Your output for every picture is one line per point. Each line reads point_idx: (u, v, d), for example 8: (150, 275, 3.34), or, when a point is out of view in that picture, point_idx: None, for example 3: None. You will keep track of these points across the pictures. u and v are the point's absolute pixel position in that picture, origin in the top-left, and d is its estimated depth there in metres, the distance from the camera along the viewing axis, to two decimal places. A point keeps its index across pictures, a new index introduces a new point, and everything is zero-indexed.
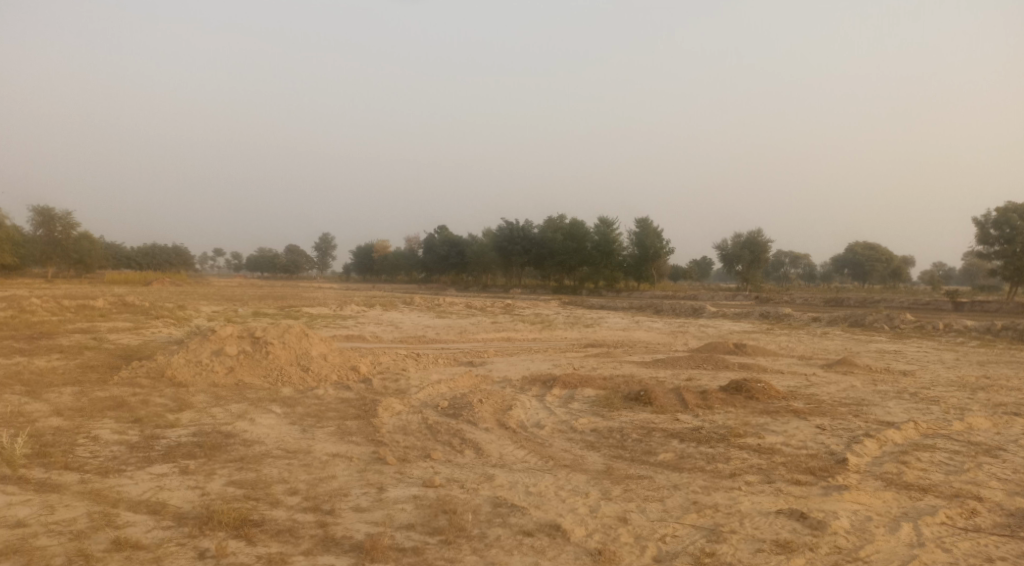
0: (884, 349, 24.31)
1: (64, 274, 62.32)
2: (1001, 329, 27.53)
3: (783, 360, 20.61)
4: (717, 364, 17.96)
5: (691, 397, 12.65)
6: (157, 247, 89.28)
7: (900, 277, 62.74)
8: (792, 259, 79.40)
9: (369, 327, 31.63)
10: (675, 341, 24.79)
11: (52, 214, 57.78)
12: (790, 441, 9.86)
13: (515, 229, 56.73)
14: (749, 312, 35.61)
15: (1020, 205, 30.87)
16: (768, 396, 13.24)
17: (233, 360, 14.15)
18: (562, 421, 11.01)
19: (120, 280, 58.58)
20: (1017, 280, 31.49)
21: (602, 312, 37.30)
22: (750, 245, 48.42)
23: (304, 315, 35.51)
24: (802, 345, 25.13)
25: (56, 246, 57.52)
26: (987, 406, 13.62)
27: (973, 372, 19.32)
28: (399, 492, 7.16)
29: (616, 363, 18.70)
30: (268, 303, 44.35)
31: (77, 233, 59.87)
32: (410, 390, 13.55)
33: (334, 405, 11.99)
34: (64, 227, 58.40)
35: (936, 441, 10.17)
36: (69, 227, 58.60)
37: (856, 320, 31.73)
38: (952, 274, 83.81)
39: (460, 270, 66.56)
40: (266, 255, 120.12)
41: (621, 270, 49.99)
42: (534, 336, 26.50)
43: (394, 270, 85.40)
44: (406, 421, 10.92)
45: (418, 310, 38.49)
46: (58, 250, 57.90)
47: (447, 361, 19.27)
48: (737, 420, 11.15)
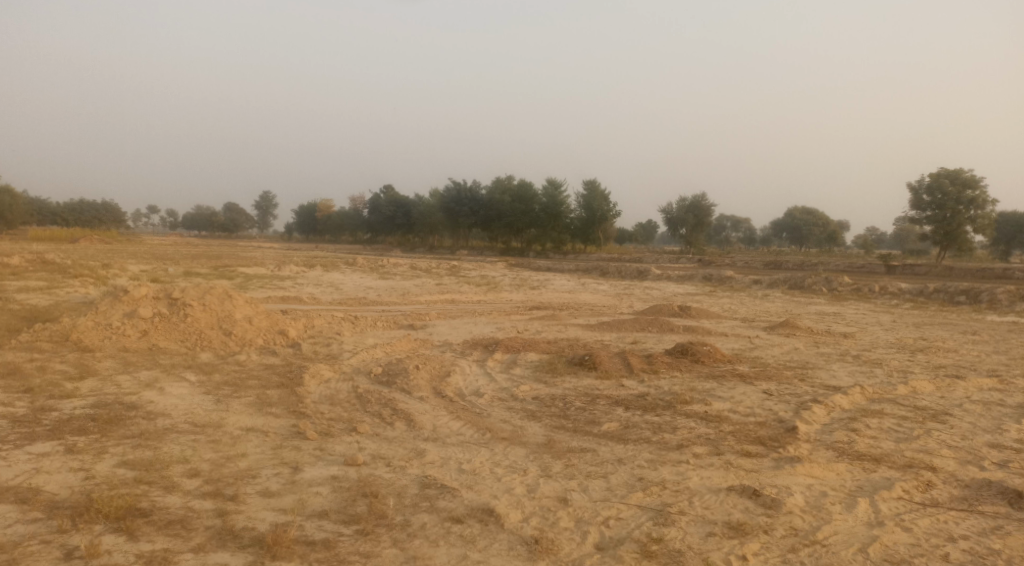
0: (824, 311, 24.42)
1: None
2: (934, 291, 28.08)
3: (727, 323, 20.38)
4: (662, 327, 17.61)
5: (637, 361, 12.18)
6: (84, 203, 84.71)
7: (837, 242, 64.11)
8: (734, 223, 80.77)
9: (307, 287, 30.45)
10: (620, 303, 24.46)
11: None
12: (738, 408, 9.44)
13: (462, 190, 55.53)
14: (692, 275, 35.56)
15: (952, 171, 31.36)
16: (714, 360, 12.87)
17: (147, 324, 13.04)
18: (501, 389, 10.37)
19: (45, 237, 55.35)
20: (945, 245, 32.17)
21: (548, 274, 36.81)
22: (694, 208, 48.47)
23: (238, 276, 33.91)
24: (744, 307, 25.08)
25: None
26: (928, 368, 13.54)
27: (910, 334, 19.47)
28: (315, 473, 6.40)
29: (560, 326, 18.17)
30: (201, 263, 42.37)
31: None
32: (341, 356, 12.70)
33: (255, 373, 11.08)
34: None
35: (883, 407, 9.89)
36: None
37: (797, 282, 31.99)
38: (884, 238, 86.32)
39: (405, 230, 65.18)
40: (203, 213, 115.90)
41: (568, 232, 49.54)
42: (478, 298, 25.77)
43: (337, 231, 83.43)
44: (333, 390, 10.11)
45: (360, 271, 37.25)
46: None
47: (386, 324, 18.41)
48: (683, 386, 10.71)
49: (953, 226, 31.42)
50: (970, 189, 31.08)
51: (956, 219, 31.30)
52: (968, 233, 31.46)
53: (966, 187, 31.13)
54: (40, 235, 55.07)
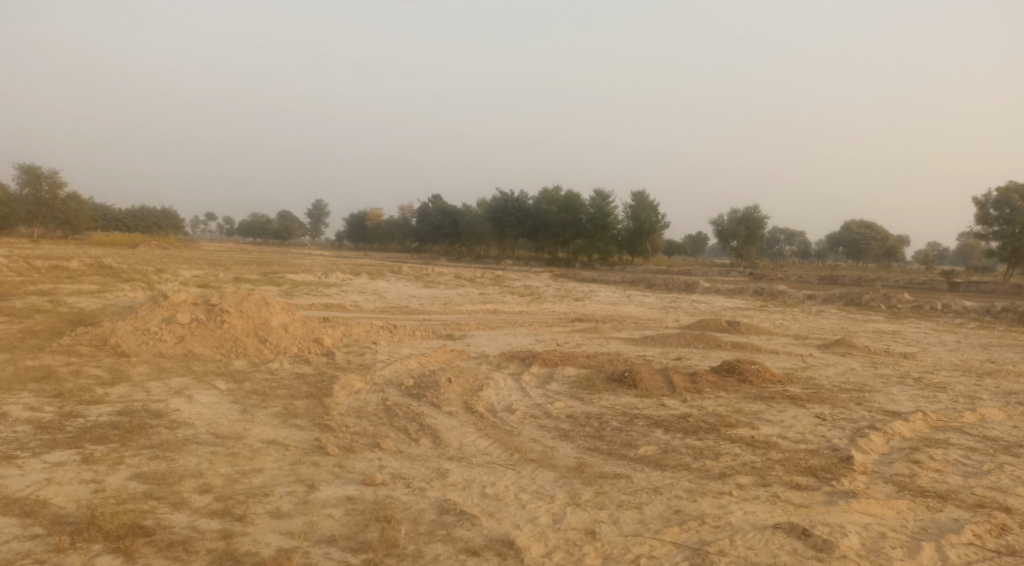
0: (882, 330, 23.29)
1: (51, 234, 60.81)
2: (1001, 311, 26.59)
3: (778, 340, 19.52)
4: (709, 343, 16.91)
5: (680, 379, 11.59)
6: (145, 209, 87.22)
7: (895, 257, 61.83)
8: (787, 236, 78.96)
9: (352, 295, 30.47)
10: (666, 317, 23.76)
11: (39, 173, 56.25)
12: (788, 433, 8.80)
13: (509, 200, 55.29)
14: (743, 289, 34.54)
15: (1021, 185, 29.81)
16: (762, 380, 12.21)
17: (184, 329, 13.00)
18: (535, 406, 9.92)
19: (106, 241, 57.01)
20: (1013, 261, 30.46)
21: (593, 285, 36.22)
22: (745, 220, 47.23)
23: (285, 282, 34.24)
24: (797, 323, 24.11)
25: (43, 206, 56.03)
26: (997, 394, 12.59)
27: (977, 356, 18.31)
28: (330, 493, 6.06)
29: (602, 340, 17.62)
30: (252, 269, 42.97)
31: (65, 194, 58.24)
32: (375, 366, 12.45)
33: (286, 382, 10.88)
34: (51, 187, 56.81)
35: (949, 436, 9.14)
36: (56, 187, 57.01)
37: (853, 299, 30.73)
38: (946, 254, 83.09)
39: (452, 240, 65.28)
40: (257, 220, 118.34)
41: (615, 243, 48.84)
42: (521, 309, 25.36)
43: (386, 239, 84.14)
44: (362, 403, 9.83)
45: (406, 279, 37.25)
46: (45, 210, 56.34)
47: (425, 334, 18.14)
48: (729, 407, 10.11)
49: (1021, 242, 29.74)
50: None
51: None
52: None
53: None
54: (102, 240, 56.73)
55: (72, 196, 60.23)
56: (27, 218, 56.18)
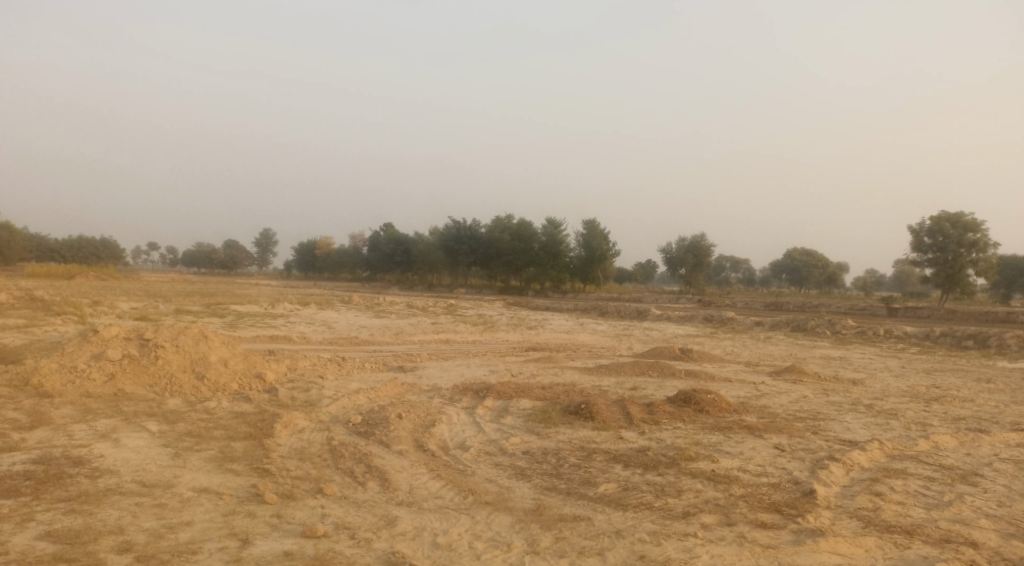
0: (830, 355, 23.59)
1: None
2: (940, 335, 27.27)
3: (731, 367, 19.51)
4: (663, 371, 16.76)
5: (636, 410, 11.33)
6: (83, 238, 84.10)
7: (836, 283, 63.50)
8: (733, 263, 80.67)
9: (299, 326, 29.59)
10: (619, 345, 23.64)
11: None
12: (748, 465, 8.59)
13: (461, 228, 54.95)
14: (693, 316, 34.81)
15: (952, 214, 30.85)
16: (719, 409, 12.05)
17: (114, 366, 12.22)
18: (489, 442, 9.52)
19: (41, 273, 54.58)
20: (947, 288, 31.39)
21: (546, 314, 36.03)
22: (693, 248, 47.90)
23: (230, 314, 33.14)
24: (747, 350, 24.26)
25: None
26: (947, 420, 12.67)
27: (922, 381, 18.57)
28: (266, 549, 5.55)
29: (556, 370, 17.31)
30: (194, 300, 41.58)
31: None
32: (320, 402, 11.87)
33: (224, 422, 10.24)
34: None
35: (906, 465, 9.06)
36: None
37: (799, 325, 31.20)
38: (883, 280, 85.79)
39: (403, 269, 64.54)
40: (202, 250, 115.37)
41: (567, 271, 48.93)
42: (474, 339, 24.95)
43: (336, 268, 82.87)
44: (306, 443, 9.27)
45: (355, 309, 36.48)
46: None
47: (374, 366, 17.56)
48: (687, 439, 9.86)
49: (955, 268, 30.72)
50: (971, 232, 30.53)
51: (958, 262, 30.63)
52: (970, 276, 30.77)
53: (967, 230, 30.60)
54: (37, 270, 54.26)
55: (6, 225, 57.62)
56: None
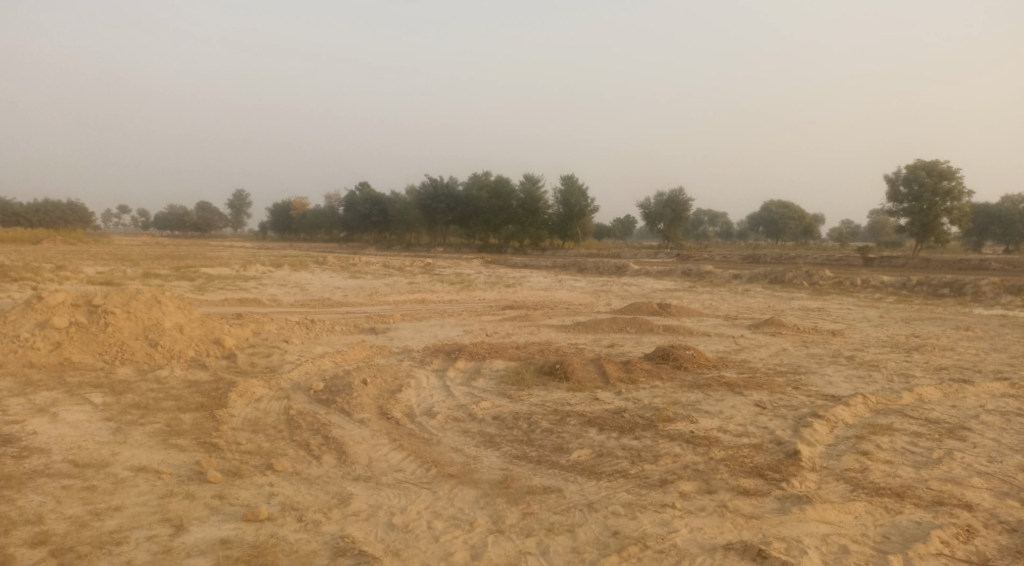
0: (808, 307, 23.32)
1: None
2: (916, 284, 27.13)
3: (710, 321, 19.12)
4: (641, 328, 16.32)
5: (614, 369, 10.87)
6: (49, 203, 81.51)
7: (812, 235, 63.60)
8: (710, 217, 80.63)
9: (271, 289, 28.75)
10: (597, 301, 23.18)
11: None
12: (729, 425, 8.17)
13: (438, 186, 53.74)
14: (672, 270, 34.46)
15: (928, 163, 30.55)
16: (698, 366, 11.64)
17: (61, 334, 11.52)
18: (458, 407, 9.01)
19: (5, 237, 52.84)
20: (922, 237, 31.24)
21: (524, 271, 35.51)
22: (672, 203, 47.42)
23: (200, 277, 32.21)
24: (726, 303, 23.94)
25: None
26: (928, 371, 12.33)
27: (901, 331, 18.31)
28: (200, 537, 5.03)
29: (533, 328, 16.81)
30: (163, 264, 40.35)
31: None
32: (282, 368, 11.28)
33: (175, 393, 9.65)
34: None
35: (891, 420, 8.67)
36: None
37: (777, 277, 30.95)
38: (859, 231, 86.26)
39: (381, 228, 63.42)
40: (174, 212, 112.83)
41: (546, 228, 48.32)
42: (450, 298, 24.37)
43: (313, 229, 81.47)
44: (261, 414, 8.70)
45: (330, 270, 35.65)
46: None
47: (345, 328, 16.95)
48: (665, 398, 9.42)
49: (929, 217, 30.53)
50: (946, 181, 30.29)
51: (933, 211, 30.44)
52: (944, 225, 30.61)
53: (943, 178, 30.35)
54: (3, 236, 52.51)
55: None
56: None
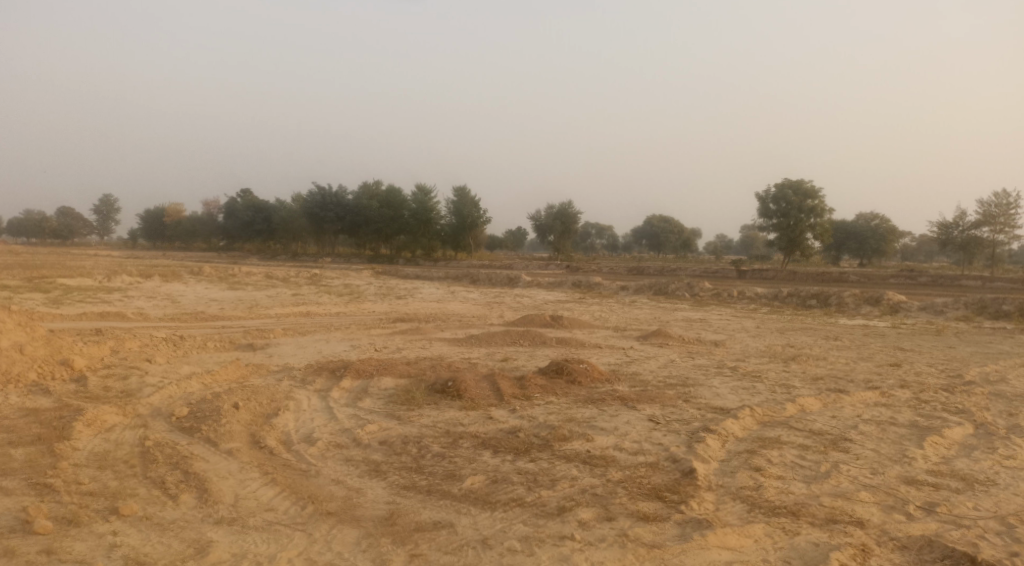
0: (691, 318, 23.92)
1: None
2: (788, 296, 28.50)
3: (600, 333, 19.14)
4: (533, 341, 16.06)
5: (507, 386, 10.47)
6: None
7: (691, 248, 66.25)
8: (597, 230, 82.58)
9: (139, 301, 26.58)
10: (489, 313, 22.80)
11: None
12: (625, 443, 7.93)
13: (326, 194, 51.90)
14: (561, 281, 34.71)
15: (794, 181, 32.32)
16: (591, 380, 11.45)
17: None
18: (341, 431, 8.33)
19: None
20: (789, 251, 32.93)
21: (415, 282, 34.71)
22: (561, 216, 47.98)
23: (58, 289, 29.43)
24: (614, 315, 24.18)
25: None
26: (807, 379, 12.65)
27: (778, 341, 18.97)
28: None
29: (423, 342, 16.20)
30: (14, 274, 36.65)
31: None
32: (141, 392, 10.17)
33: (10, 424, 8.44)
34: None
35: (780, 432, 8.70)
36: None
37: (661, 288, 31.73)
38: (732, 244, 90.82)
39: (265, 238, 60.65)
40: (31, 217, 103.63)
41: (437, 239, 47.71)
42: (336, 310, 23.31)
43: (189, 237, 76.85)
44: (111, 446, 7.69)
45: (206, 281, 33.54)
46: None
47: (219, 345, 15.70)
48: (560, 415, 9.10)
49: (796, 232, 32.23)
50: (810, 199, 32.15)
51: (799, 226, 32.18)
52: (809, 240, 32.40)
53: (807, 197, 32.17)
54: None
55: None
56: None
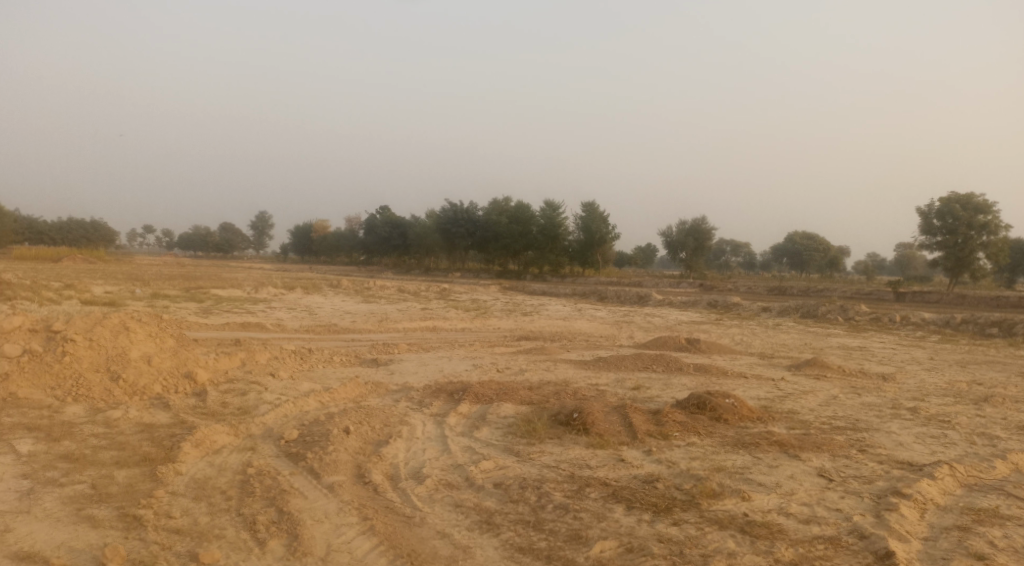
0: (848, 346, 21.38)
1: None
2: (962, 323, 25.10)
3: (744, 361, 17.26)
4: (669, 368, 14.58)
5: (642, 421, 9.15)
6: (73, 221, 81.26)
7: (838, 268, 61.44)
8: (733, 247, 78.84)
9: (278, 312, 27.29)
10: (619, 334, 21.43)
11: None
12: (792, 505, 6.47)
13: (458, 211, 52.26)
14: (696, 301, 32.69)
15: (962, 195, 28.70)
16: (740, 418, 9.91)
17: (11, 365, 10.08)
18: (455, 468, 7.39)
19: (31, 258, 52.25)
20: (956, 273, 29.21)
21: (543, 298, 33.83)
22: (694, 232, 45.69)
23: (209, 298, 30.98)
24: (758, 339, 22.11)
25: None
26: (1011, 428, 10.41)
27: (959, 377, 16.34)
28: None
29: (548, 364, 15.13)
30: (174, 284, 39.25)
31: None
32: (257, 409, 9.73)
33: (122, 440, 8.13)
34: None
35: (994, 501, 6.87)
36: None
37: (809, 310, 29.02)
38: (884, 263, 83.75)
39: (400, 253, 62.16)
40: (198, 232, 112.68)
41: (566, 255, 46.78)
42: (462, 326, 22.73)
43: (332, 252, 80.31)
44: (213, 472, 7.14)
45: (343, 293, 34.31)
46: None
47: (344, 359, 15.37)
48: (706, 463, 7.71)
49: (964, 251, 28.53)
50: (982, 215, 28.41)
51: (968, 245, 28.46)
52: (980, 260, 28.59)
53: (977, 212, 28.47)
54: (25, 253, 52.22)
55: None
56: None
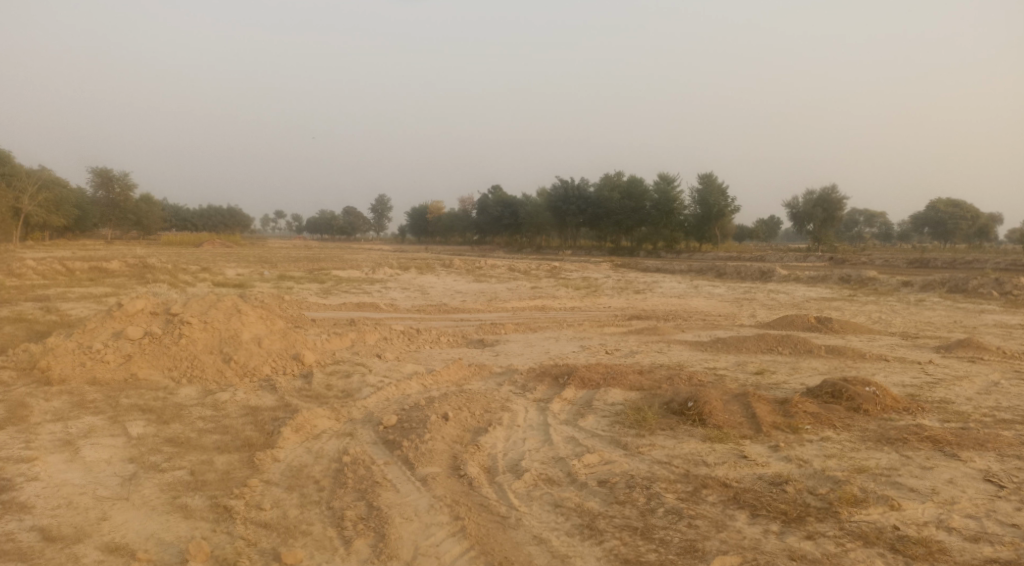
0: (1006, 324, 19.03)
1: (125, 236, 59.69)
2: None
3: (883, 342, 15.65)
4: (796, 350, 13.35)
5: (766, 412, 8.24)
6: (212, 208, 86.73)
7: (988, 237, 55.84)
8: (866, 218, 73.53)
9: (393, 293, 27.62)
10: (739, 312, 20.11)
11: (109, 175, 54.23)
12: (953, 517, 5.48)
13: (569, 188, 51.35)
14: (826, 275, 30.42)
15: None
16: (882, 409, 8.77)
17: (133, 346, 10.41)
18: (558, 461, 6.85)
19: (175, 243, 56.04)
20: None
21: (658, 276, 32.55)
22: (822, 202, 42.68)
23: (330, 279, 31.92)
24: (899, 317, 20.11)
25: (114, 208, 54.35)
26: None
27: None
28: None
29: (662, 346, 14.25)
30: (299, 266, 40.87)
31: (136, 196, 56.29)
32: (360, 393, 9.57)
33: (228, 423, 8.14)
34: (122, 188, 54.88)
35: None
36: (127, 189, 54.99)
37: (957, 285, 26.27)
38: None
39: (513, 232, 62.07)
40: (323, 216, 117.61)
41: (682, 230, 45.02)
42: (572, 305, 22.10)
43: (448, 233, 81.43)
44: (309, 459, 6.94)
45: (456, 273, 34.46)
46: (116, 212, 54.69)
47: (451, 340, 15.15)
48: (844, 462, 6.76)
49: None
50: None
51: None
52: None
53: None
54: (170, 239, 56.06)
55: (144, 197, 59.59)
56: (100, 220, 54.67)
